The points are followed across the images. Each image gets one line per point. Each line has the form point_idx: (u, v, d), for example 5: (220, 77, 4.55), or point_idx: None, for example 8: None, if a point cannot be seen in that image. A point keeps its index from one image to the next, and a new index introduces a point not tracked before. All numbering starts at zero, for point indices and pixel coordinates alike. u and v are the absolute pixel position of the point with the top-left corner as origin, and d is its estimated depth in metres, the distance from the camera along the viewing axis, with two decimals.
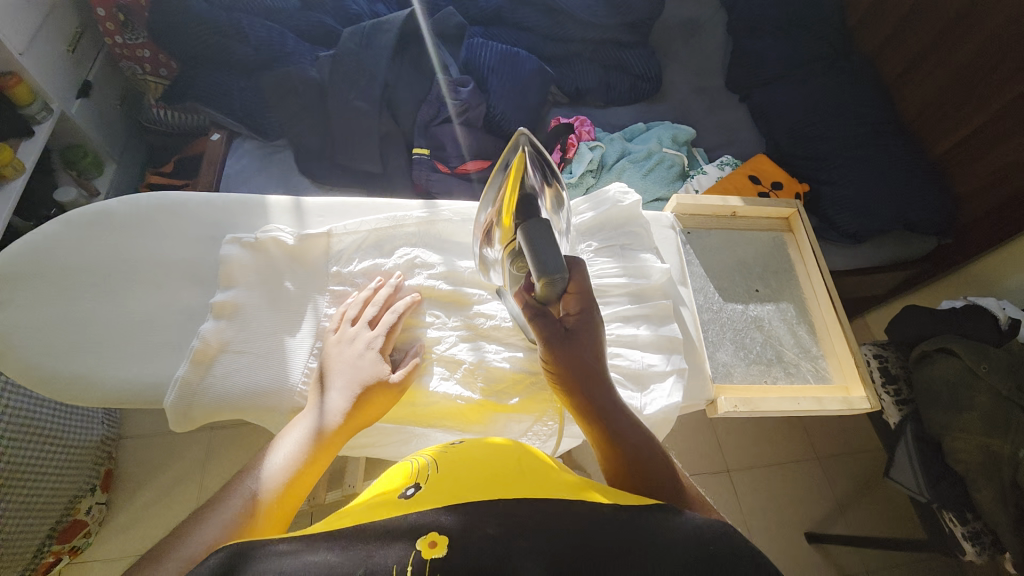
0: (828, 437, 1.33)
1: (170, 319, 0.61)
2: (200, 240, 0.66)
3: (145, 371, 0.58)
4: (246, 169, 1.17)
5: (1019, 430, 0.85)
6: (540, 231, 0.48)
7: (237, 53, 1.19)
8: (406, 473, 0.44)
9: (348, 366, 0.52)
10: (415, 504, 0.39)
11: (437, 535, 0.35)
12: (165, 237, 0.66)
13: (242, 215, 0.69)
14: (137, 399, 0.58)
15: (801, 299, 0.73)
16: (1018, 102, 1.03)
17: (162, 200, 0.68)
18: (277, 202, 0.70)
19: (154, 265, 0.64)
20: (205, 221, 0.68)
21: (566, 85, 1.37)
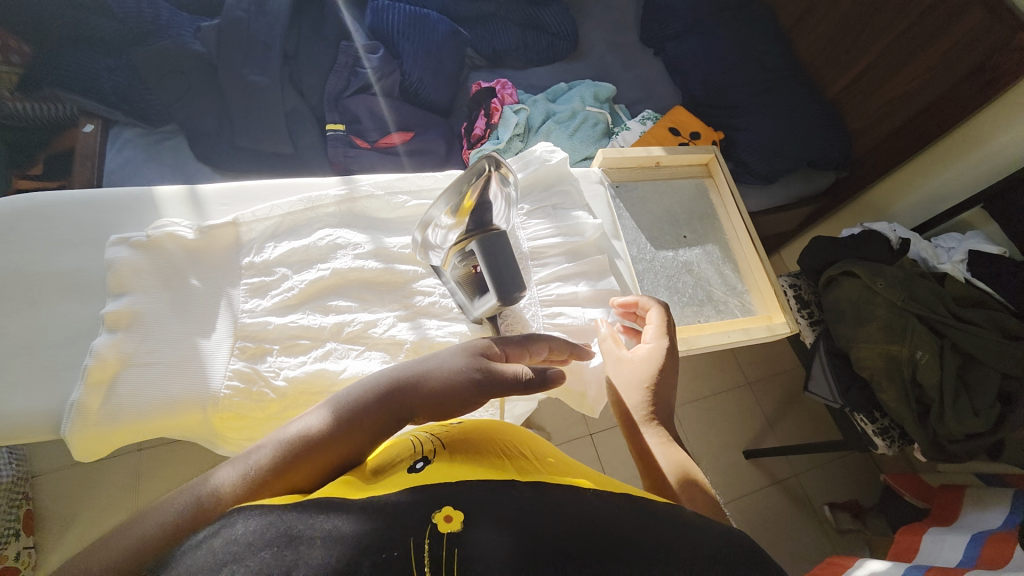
0: (758, 366, 1.45)
1: (54, 339, 0.53)
2: (79, 246, 0.58)
3: (30, 403, 0.50)
4: (131, 162, 1.03)
5: (914, 334, 0.96)
6: (497, 244, 0.48)
7: (102, 29, 1.03)
8: (408, 446, 0.42)
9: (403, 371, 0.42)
10: (427, 475, 0.37)
11: (453, 510, 0.33)
12: (35, 246, 0.57)
13: (129, 212, 0.60)
14: (27, 437, 0.50)
15: (724, 240, 0.77)
16: (900, 39, 1.13)
17: (27, 201, 0.59)
18: (167, 193, 0.62)
19: (25, 279, 0.55)
20: (83, 223, 0.59)
21: (483, 46, 1.33)
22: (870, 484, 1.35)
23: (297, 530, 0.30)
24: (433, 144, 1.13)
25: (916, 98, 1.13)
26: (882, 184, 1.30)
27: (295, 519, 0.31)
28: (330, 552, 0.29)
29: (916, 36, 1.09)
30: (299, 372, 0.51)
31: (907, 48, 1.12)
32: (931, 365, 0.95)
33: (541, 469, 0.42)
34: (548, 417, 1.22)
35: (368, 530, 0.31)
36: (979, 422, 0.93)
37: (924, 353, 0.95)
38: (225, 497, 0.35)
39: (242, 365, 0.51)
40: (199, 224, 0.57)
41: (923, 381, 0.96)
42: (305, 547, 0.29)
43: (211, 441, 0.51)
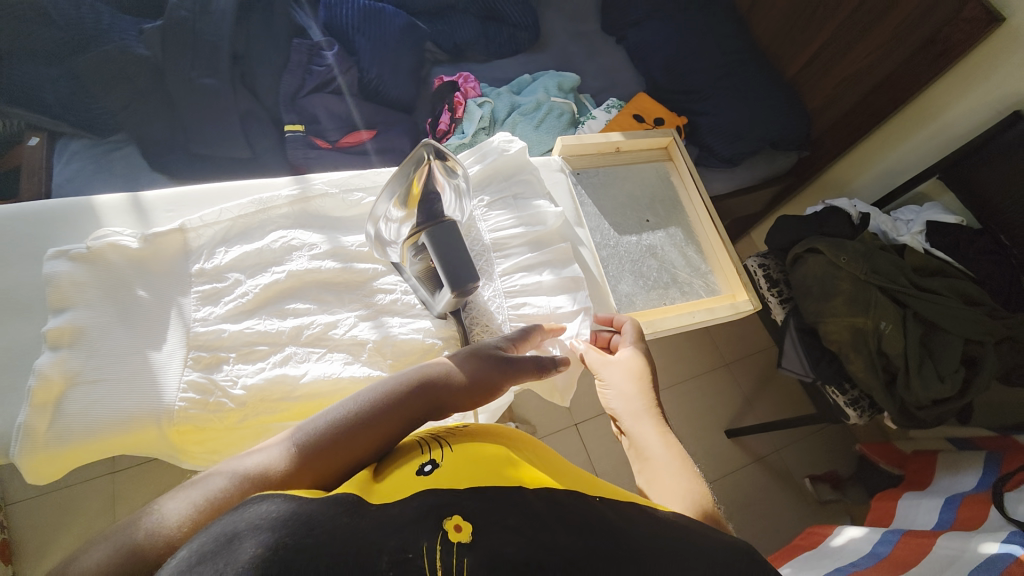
0: (733, 346, 1.48)
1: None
2: (17, 263, 0.55)
3: None
4: (81, 174, 0.98)
5: (877, 305, 0.99)
6: (446, 234, 0.49)
7: (39, 36, 0.98)
8: (416, 449, 0.43)
9: (383, 389, 0.44)
10: (439, 480, 0.39)
11: (461, 518, 0.34)
12: None
13: (69, 224, 0.58)
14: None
15: (687, 221, 0.78)
16: (851, 18, 1.15)
17: None
18: (109, 202, 0.59)
19: None
20: (19, 237, 0.56)
21: (443, 40, 1.31)
22: (845, 453, 1.39)
23: (220, 534, 0.31)
24: (397, 142, 1.12)
25: (869, 76, 1.16)
26: (842, 161, 1.34)
27: (215, 526, 0.31)
28: (254, 541, 0.30)
29: (867, 14, 1.12)
30: (257, 379, 0.50)
31: (858, 26, 1.14)
32: (895, 335, 0.98)
33: (513, 466, 0.42)
34: (530, 410, 1.23)
35: (288, 517, 0.32)
36: (944, 387, 0.96)
37: (888, 324, 0.98)
38: (172, 529, 0.33)
39: (197, 376, 0.49)
40: (144, 232, 0.55)
41: (889, 351, 0.99)
42: (229, 544, 0.30)
43: (170, 455, 0.50)
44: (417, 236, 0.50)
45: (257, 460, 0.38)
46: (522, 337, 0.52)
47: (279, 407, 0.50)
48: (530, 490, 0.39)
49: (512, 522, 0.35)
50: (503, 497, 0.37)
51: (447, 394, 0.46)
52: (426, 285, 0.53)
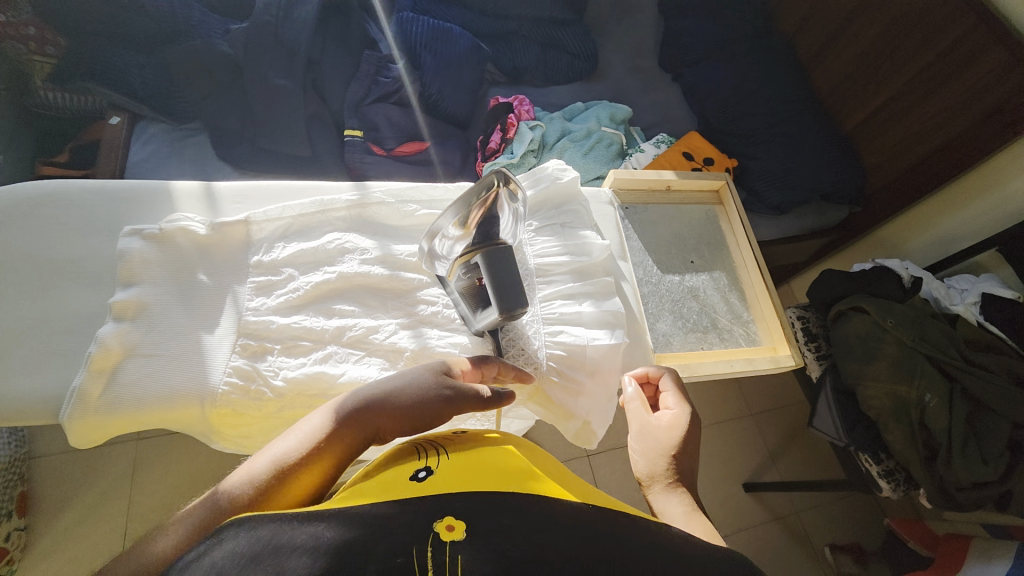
0: (762, 397, 1.43)
1: (60, 325, 0.54)
2: (95, 234, 0.59)
3: (33, 386, 0.51)
4: (155, 156, 1.07)
5: (923, 376, 0.95)
6: (500, 259, 0.50)
7: (135, 27, 1.09)
8: (413, 455, 0.44)
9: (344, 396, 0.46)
10: (429, 486, 0.39)
11: (454, 519, 0.34)
12: (49, 233, 0.58)
13: (143, 205, 0.61)
14: (23, 417, 0.51)
15: (732, 267, 0.77)
16: (917, 78, 1.13)
17: (46, 189, 0.59)
18: (184, 187, 0.63)
19: (36, 262, 0.56)
20: (101, 213, 0.60)
21: (503, 62, 1.37)
22: (872, 527, 1.32)
23: (280, 540, 0.32)
24: (448, 156, 1.15)
25: (934, 136, 1.13)
26: (897, 221, 1.30)
27: (277, 529, 0.33)
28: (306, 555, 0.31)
29: (933, 76, 1.10)
30: (299, 372, 0.52)
31: (923, 87, 1.12)
32: (940, 410, 0.93)
33: (524, 477, 0.41)
34: (547, 435, 1.21)
35: (345, 539, 0.32)
36: (988, 471, 0.90)
37: (933, 397, 0.93)
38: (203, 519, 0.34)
39: (242, 363, 0.51)
40: (212, 220, 0.58)
41: (931, 426, 0.94)
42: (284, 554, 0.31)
43: (207, 437, 0.52)
44: (471, 256, 0.51)
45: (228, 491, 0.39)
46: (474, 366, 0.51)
47: (314, 403, 0.51)
48: (553, 502, 0.38)
49: (532, 537, 0.34)
50: (531, 513, 0.36)
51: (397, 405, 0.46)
52: (470, 302, 0.54)
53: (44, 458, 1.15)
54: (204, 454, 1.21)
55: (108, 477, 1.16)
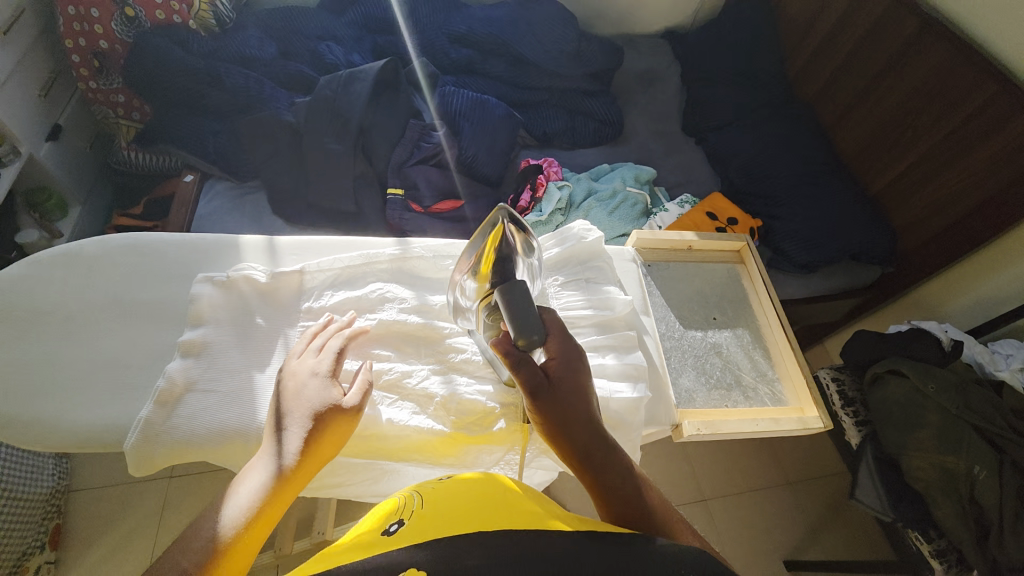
0: (798, 463, 1.36)
1: (132, 360, 0.60)
2: (170, 279, 0.66)
3: (105, 414, 0.57)
4: (218, 211, 1.19)
5: (970, 446, 0.90)
6: (514, 292, 0.52)
7: (213, 98, 1.26)
8: (393, 509, 0.47)
9: (298, 405, 0.52)
10: (399, 538, 0.41)
11: (415, 570, 0.36)
12: (134, 277, 0.65)
13: (213, 254, 0.69)
14: (90, 445, 0.56)
15: (756, 325, 0.77)
16: (942, 143, 1.16)
17: (135, 239, 0.68)
18: (250, 241, 0.71)
19: (119, 304, 0.63)
20: (177, 261, 0.67)
21: (534, 128, 1.49)
22: None
23: None
24: (480, 213, 1.23)
25: (965, 199, 1.14)
26: (932, 283, 1.28)
27: None
28: None
29: (959, 140, 1.12)
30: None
31: (948, 151, 1.15)
32: (990, 483, 0.87)
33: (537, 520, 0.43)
34: (569, 492, 1.19)
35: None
36: None
37: (982, 470, 0.88)
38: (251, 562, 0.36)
39: None
40: (271, 270, 0.65)
41: (983, 501, 0.88)
42: None
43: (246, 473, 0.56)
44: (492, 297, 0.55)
45: (191, 559, 0.44)
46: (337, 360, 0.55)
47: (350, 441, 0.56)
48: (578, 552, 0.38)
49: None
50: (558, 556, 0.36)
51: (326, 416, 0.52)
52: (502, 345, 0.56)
53: (84, 491, 1.21)
54: None
55: (138, 513, 1.19)
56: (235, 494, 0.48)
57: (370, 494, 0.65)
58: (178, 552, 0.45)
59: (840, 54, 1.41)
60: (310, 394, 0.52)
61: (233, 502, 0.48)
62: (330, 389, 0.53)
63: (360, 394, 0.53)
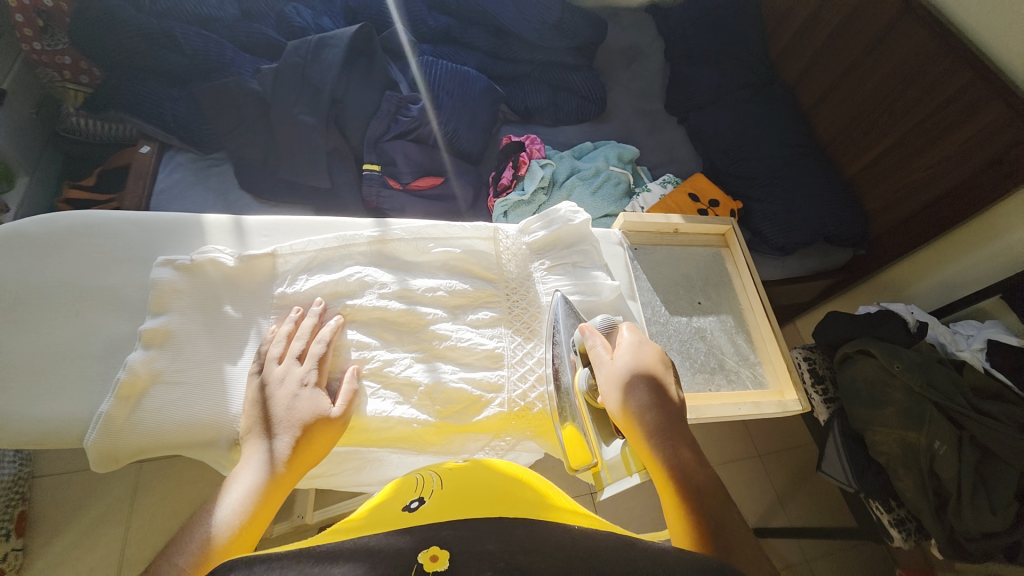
0: (769, 438, 1.41)
1: (90, 350, 0.56)
2: (129, 263, 0.61)
3: (62, 410, 0.53)
4: (180, 184, 1.12)
5: (932, 422, 0.93)
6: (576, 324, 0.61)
7: (170, 62, 1.17)
8: (413, 487, 0.46)
9: (282, 410, 0.50)
10: (417, 516, 0.40)
11: (438, 549, 0.34)
12: (87, 259, 0.60)
13: (177, 235, 0.64)
14: (45, 441, 0.52)
15: (738, 310, 0.78)
16: (918, 128, 1.18)
17: (86, 219, 0.62)
18: (215, 221, 0.66)
19: (70, 290, 0.58)
20: (136, 243, 0.62)
21: (516, 103, 1.45)
22: None
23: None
24: (460, 190, 1.19)
25: (937, 182, 1.16)
26: (900, 265, 1.32)
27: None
28: None
29: (934, 126, 1.14)
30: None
31: (924, 136, 1.17)
32: (950, 457, 0.91)
33: (553, 509, 0.43)
34: (550, 470, 1.21)
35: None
36: (995, 520, 0.88)
37: (943, 445, 0.92)
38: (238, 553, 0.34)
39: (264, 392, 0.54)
40: (240, 252, 0.61)
41: (941, 473, 0.92)
42: None
43: (223, 467, 0.54)
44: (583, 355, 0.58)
45: (186, 560, 0.41)
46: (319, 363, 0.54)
47: None
48: (575, 537, 0.38)
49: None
50: (555, 546, 0.36)
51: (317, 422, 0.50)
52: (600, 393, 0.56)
53: (46, 478, 1.17)
54: (205, 481, 1.22)
55: (107, 499, 1.18)
56: (223, 503, 0.45)
57: (354, 484, 0.63)
58: (172, 552, 0.42)
59: (822, 34, 1.39)
60: (297, 403, 0.51)
61: (226, 501, 0.45)
62: (319, 396, 0.52)
63: (345, 403, 0.52)
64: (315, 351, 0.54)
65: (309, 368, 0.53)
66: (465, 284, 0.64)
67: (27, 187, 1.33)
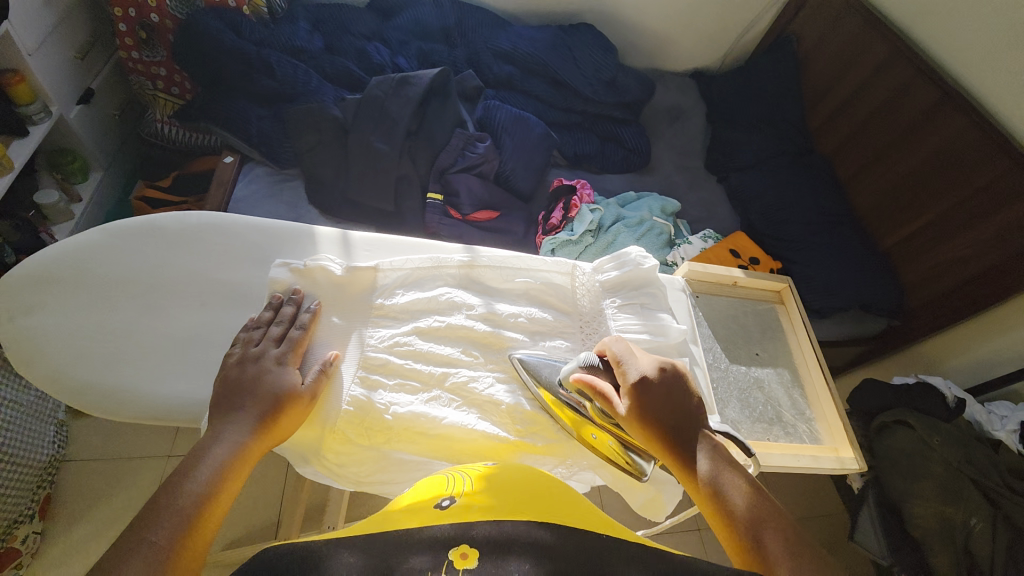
0: (794, 503, 1.38)
1: (209, 338, 0.64)
2: (248, 263, 0.69)
3: (183, 391, 0.61)
4: (255, 195, 1.21)
5: (969, 500, 0.95)
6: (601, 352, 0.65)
7: (260, 84, 1.28)
8: (444, 484, 0.52)
9: (252, 382, 0.57)
10: (450, 513, 0.47)
11: (467, 548, 0.43)
12: (210, 256, 0.68)
13: (290, 240, 0.70)
14: (167, 418, 0.61)
15: (794, 364, 0.80)
16: (955, 208, 1.23)
17: (213, 220, 0.71)
18: (325, 233, 0.71)
19: (197, 283, 0.67)
20: (254, 244, 0.69)
21: (567, 149, 1.54)
22: None
23: None
24: (512, 226, 1.26)
25: (976, 262, 1.20)
26: (935, 340, 1.34)
27: None
28: None
29: (971, 209, 1.19)
30: (407, 410, 0.60)
31: (961, 218, 1.21)
32: (985, 535, 0.93)
33: (571, 515, 0.49)
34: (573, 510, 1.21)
35: None
36: None
37: (978, 521, 0.93)
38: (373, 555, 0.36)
39: (360, 394, 0.60)
40: (347, 263, 0.68)
41: (975, 551, 0.93)
42: None
43: (316, 458, 0.60)
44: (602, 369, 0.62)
45: (169, 518, 0.46)
46: (294, 344, 0.60)
47: (418, 440, 0.60)
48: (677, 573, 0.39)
49: None
50: None
51: (287, 397, 0.57)
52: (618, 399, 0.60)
53: (76, 463, 1.19)
54: None
55: (132, 491, 1.18)
56: (202, 464, 0.50)
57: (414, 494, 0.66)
58: (146, 525, 0.45)
59: (862, 113, 1.47)
60: (268, 378, 0.57)
61: (196, 476, 0.49)
62: (289, 372, 0.58)
63: (314, 381, 0.59)
64: (295, 333, 0.61)
65: (282, 348, 0.60)
66: (544, 313, 0.69)
67: (99, 180, 1.56)
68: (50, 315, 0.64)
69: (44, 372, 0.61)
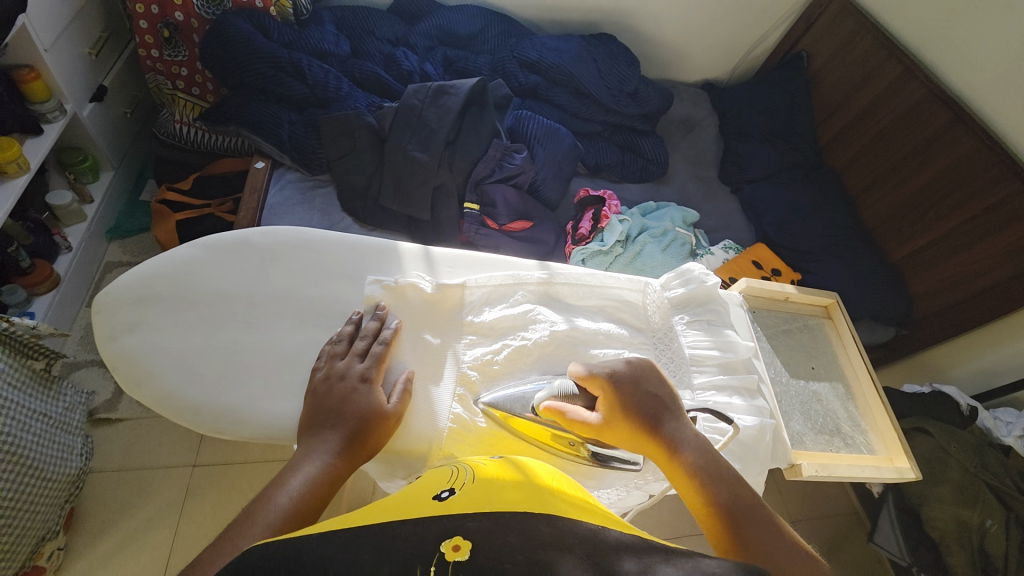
0: (805, 504, 1.44)
1: (309, 355, 0.67)
2: (338, 280, 0.72)
3: (290, 408, 0.64)
4: (288, 201, 1.20)
5: (986, 504, 1.01)
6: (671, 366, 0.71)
7: (291, 88, 1.27)
8: (444, 479, 0.49)
9: (342, 400, 0.59)
10: (448, 504, 0.43)
11: (460, 539, 0.37)
12: (302, 272, 0.72)
13: (379, 257, 0.75)
14: (277, 437, 0.63)
15: (845, 378, 0.85)
16: (965, 224, 1.29)
17: (301, 236, 0.75)
18: (409, 250, 0.76)
19: (291, 300, 0.70)
20: (344, 261, 0.74)
21: (589, 159, 1.56)
22: None
23: None
24: (544, 236, 1.28)
25: (986, 277, 1.27)
26: (940, 349, 1.42)
27: None
28: None
29: (981, 226, 1.26)
30: (506, 427, 0.64)
31: (969, 235, 1.28)
32: (1000, 537, 0.99)
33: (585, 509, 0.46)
34: None
35: None
36: None
37: (994, 523, 1.00)
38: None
39: (461, 412, 0.65)
40: (436, 281, 0.72)
41: (991, 551, 0.99)
42: None
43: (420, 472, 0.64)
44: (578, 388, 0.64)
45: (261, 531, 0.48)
46: (376, 361, 0.63)
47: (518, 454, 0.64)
48: None
49: None
50: None
51: (375, 419, 0.59)
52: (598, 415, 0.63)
53: (98, 474, 1.16)
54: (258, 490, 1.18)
55: (155, 503, 1.15)
56: (292, 481, 0.52)
57: None
58: (237, 535, 0.47)
59: (873, 130, 1.52)
60: (357, 395, 0.60)
61: (286, 491, 0.51)
62: (375, 391, 0.61)
63: (399, 400, 0.61)
64: (377, 349, 0.64)
65: (368, 366, 0.62)
66: (621, 330, 0.73)
67: (110, 179, 1.52)
68: (155, 336, 0.67)
69: (160, 392, 0.64)
